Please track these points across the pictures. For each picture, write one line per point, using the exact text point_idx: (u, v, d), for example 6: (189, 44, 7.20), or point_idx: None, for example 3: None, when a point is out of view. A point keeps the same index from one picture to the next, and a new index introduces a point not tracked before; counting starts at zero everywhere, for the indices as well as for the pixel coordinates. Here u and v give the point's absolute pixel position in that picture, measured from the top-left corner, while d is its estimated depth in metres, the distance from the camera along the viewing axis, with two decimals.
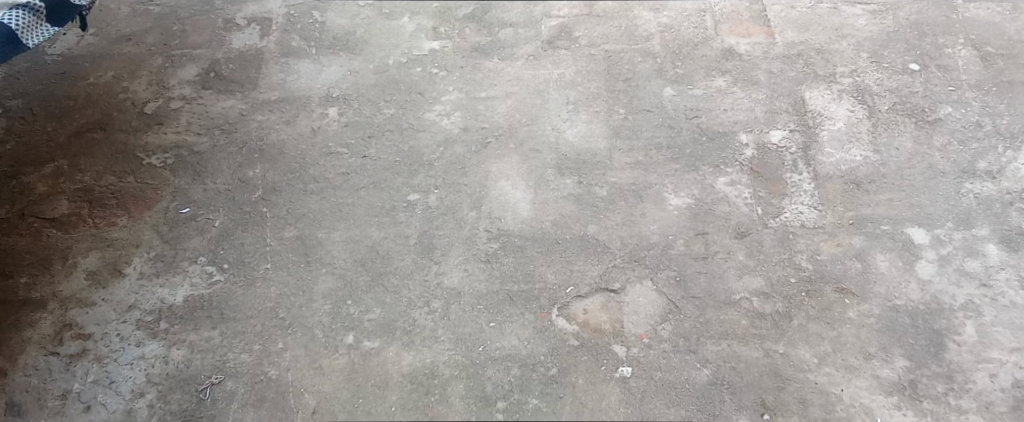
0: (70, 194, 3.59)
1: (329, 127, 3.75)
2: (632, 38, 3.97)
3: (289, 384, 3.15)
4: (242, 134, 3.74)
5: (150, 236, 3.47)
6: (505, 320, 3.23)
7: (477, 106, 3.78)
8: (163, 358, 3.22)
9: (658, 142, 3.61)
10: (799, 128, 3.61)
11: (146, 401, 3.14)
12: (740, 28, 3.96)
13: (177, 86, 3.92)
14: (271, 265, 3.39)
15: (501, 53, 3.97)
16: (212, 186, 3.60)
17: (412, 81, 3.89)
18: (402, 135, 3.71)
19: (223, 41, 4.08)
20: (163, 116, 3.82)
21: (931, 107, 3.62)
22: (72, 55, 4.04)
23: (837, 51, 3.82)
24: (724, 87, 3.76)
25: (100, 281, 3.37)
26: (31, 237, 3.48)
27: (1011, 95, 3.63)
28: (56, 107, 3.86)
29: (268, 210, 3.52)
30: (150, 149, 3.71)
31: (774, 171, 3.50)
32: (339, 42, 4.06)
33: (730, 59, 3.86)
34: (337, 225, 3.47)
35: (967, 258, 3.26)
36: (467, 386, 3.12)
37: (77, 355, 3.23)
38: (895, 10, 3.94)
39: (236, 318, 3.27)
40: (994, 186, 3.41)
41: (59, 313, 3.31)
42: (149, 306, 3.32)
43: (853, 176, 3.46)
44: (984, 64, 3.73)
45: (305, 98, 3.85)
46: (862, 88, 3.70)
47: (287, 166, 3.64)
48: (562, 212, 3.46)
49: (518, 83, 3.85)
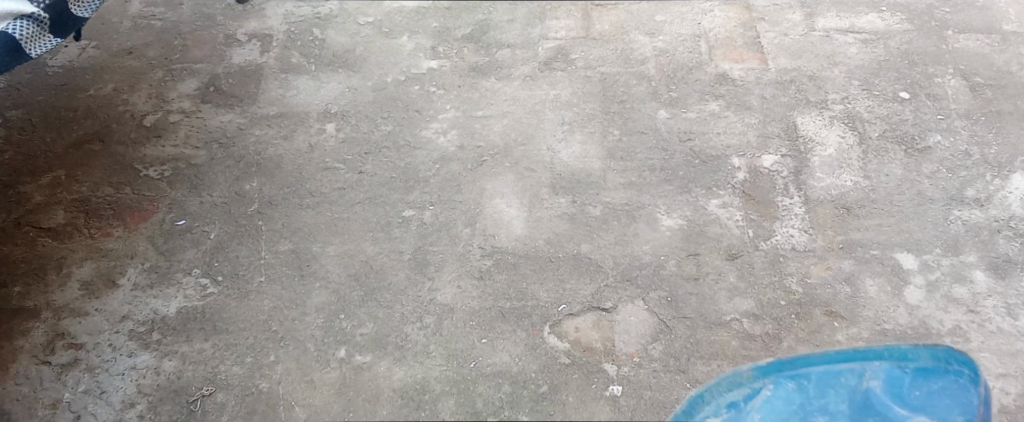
0: (67, 204, 3.62)
1: (327, 142, 3.78)
2: (627, 62, 4.00)
3: (280, 397, 3.16)
4: (239, 148, 3.77)
5: (145, 247, 3.50)
6: (496, 337, 3.25)
7: (473, 124, 3.82)
8: (155, 369, 3.23)
9: (651, 163, 3.64)
10: (791, 153, 3.64)
11: (137, 412, 3.16)
12: (733, 53, 4.00)
13: (176, 100, 3.95)
14: (265, 277, 3.41)
15: (498, 73, 4.01)
16: (209, 198, 3.63)
17: (410, 99, 3.92)
18: (398, 152, 3.74)
19: (223, 56, 4.12)
20: (162, 129, 3.85)
21: (921, 136, 3.66)
22: (73, 67, 4.08)
23: (829, 78, 3.87)
24: (717, 111, 3.79)
25: (94, 291, 3.39)
26: (26, 246, 3.52)
27: (999, 125, 3.67)
28: (55, 118, 3.90)
29: (263, 224, 3.55)
30: (147, 161, 3.75)
31: (766, 194, 3.53)
32: (338, 59, 4.09)
33: (724, 83, 3.89)
34: (331, 239, 3.50)
35: (955, 284, 3.29)
36: (457, 402, 3.13)
37: (69, 364, 3.25)
38: (886, 38, 3.98)
39: (230, 331, 3.29)
40: (982, 214, 3.44)
41: (52, 322, 3.33)
42: (142, 317, 3.34)
43: (844, 201, 3.50)
44: (974, 94, 3.77)
45: (303, 114, 3.88)
46: (853, 115, 3.74)
47: (284, 180, 3.67)
48: (555, 230, 3.48)
49: (514, 103, 3.88)
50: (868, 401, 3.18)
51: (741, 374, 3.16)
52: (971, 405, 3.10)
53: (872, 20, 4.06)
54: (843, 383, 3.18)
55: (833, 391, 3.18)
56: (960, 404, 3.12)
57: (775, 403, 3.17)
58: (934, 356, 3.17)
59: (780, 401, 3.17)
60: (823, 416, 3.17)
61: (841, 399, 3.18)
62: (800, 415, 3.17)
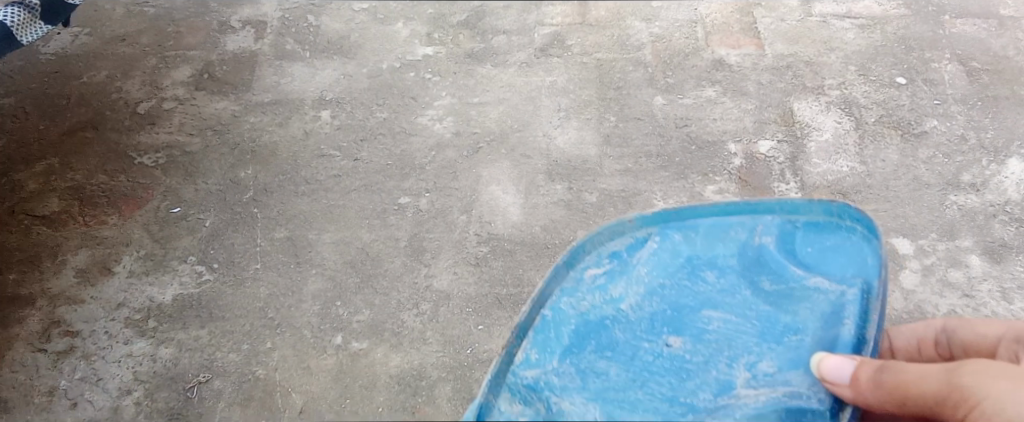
0: (61, 192, 3.61)
1: (322, 129, 3.77)
2: (624, 48, 4.00)
3: (277, 383, 3.15)
4: (234, 136, 3.76)
5: (140, 235, 3.49)
6: (493, 323, 3.25)
7: (469, 111, 3.81)
8: (151, 356, 3.22)
9: (647, 150, 3.64)
10: (787, 138, 3.64)
11: (133, 399, 3.14)
12: (729, 39, 3.99)
13: (170, 87, 3.94)
14: (261, 265, 3.40)
15: (494, 59, 4.00)
16: (204, 186, 3.61)
17: (406, 86, 3.91)
18: (394, 139, 3.73)
19: (217, 43, 4.10)
20: (156, 116, 3.84)
21: (917, 121, 3.66)
22: (66, 54, 4.06)
23: (825, 64, 3.87)
24: (714, 97, 3.79)
25: (89, 279, 3.38)
26: (20, 234, 3.50)
27: (995, 110, 3.67)
28: (49, 105, 3.88)
29: (258, 211, 3.54)
30: (142, 149, 3.73)
31: (762, 180, 3.52)
32: (334, 46, 4.07)
33: (720, 69, 3.88)
34: (327, 227, 3.49)
35: (950, 269, 3.29)
36: (454, 388, 3.13)
37: (65, 352, 3.24)
38: (883, 24, 3.99)
39: (226, 318, 3.29)
40: (978, 199, 3.44)
41: (47, 310, 3.32)
42: (138, 304, 3.33)
43: (839, 186, 3.49)
44: (970, 79, 3.77)
45: (298, 101, 3.87)
46: (849, 100, 3.74)
47: (279, 168, 3.66)
48: (551, 217, 3.48)
49: (510, 90, 3.87)
50: (763, 258, 2.45)
51: (623, 223, 2.49)
52: (867, 265, 2.44)
53: (868, 5, 4.07)
54: (732, 237, 2.48)
55: (721, 245, 2.47)
56: (856, 263, 2.45)
57: (659, 256, 2.46)
58: (828, 211, 2.50)
59: (663, 254, 2.46)
60: (711, 273, 2.43)
61: (731, 254, 2.45)
62: (685, 270, 2.43)
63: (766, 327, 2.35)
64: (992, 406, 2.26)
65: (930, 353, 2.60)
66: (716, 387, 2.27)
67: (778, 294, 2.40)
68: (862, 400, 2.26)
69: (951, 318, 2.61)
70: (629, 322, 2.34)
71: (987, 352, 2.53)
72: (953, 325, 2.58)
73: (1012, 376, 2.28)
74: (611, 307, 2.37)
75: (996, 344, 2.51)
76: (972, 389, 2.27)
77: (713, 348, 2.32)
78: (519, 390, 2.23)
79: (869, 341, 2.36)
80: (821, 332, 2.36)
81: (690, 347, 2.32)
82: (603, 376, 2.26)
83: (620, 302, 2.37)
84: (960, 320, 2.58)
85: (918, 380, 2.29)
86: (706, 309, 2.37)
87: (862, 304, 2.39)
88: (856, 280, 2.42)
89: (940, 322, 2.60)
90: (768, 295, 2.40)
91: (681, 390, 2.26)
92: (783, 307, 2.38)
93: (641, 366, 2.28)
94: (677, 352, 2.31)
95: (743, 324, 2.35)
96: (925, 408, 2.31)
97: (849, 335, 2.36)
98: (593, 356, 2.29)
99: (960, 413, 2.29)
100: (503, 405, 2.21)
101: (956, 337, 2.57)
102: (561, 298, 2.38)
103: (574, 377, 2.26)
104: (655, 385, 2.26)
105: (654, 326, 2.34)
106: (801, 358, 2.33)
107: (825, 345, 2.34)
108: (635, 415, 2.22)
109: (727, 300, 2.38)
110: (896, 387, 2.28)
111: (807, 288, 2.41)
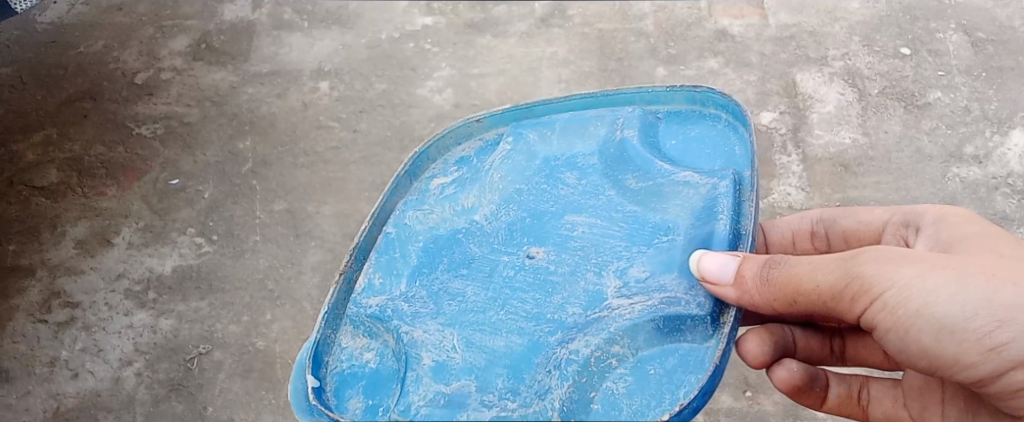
0: (60, 163, 3.59)
1: (321, 101, 3.75)
2: (626, 18, 3.96)
3: (277, 355, 3.14)
4: (232, 107, 3.74)
5: (139, 207, 3.47)
6: None
7: (469, 83, 3.78)
8: (151, 327, 3.21)
9: None
10: (790, 110, 3.61)
11: (134, 370, 3.14)
12: (732, 9, 3.95)
13: (168, 58, 3.91)
14: (261, 237, 3.39)
15: (494, 30, 3.96)
16: (202, 158, 3.59)
17: (405, 57, 3.88)
18: (393, 110, 3.71)
19: (214, 12, 4.05)
20: (154, 87, 3.81)
21: (921, 92, 3.63)
22: (62, 23, 4.03)
23: (829, 34, 3.84)
24: (716, 68, 3.76)
25: (88, 250, 3.37)
26: (20, 205, 3.49)
27: (999, 81, 3.65)
28: (45, 75, 3.85)
29: (257, 183, 3.52)
30: (140, 119, 3.71)
31: (763, 152, 3.50)
32: (332, 16, 4.03)
33: (722, 40, 3.85)
34: (326, 199, 3.47)
35: None
36: None
37: (65, 323, 3.23)
38: None
39: (225, 290, 3.28)
40: (980, 171, 3.42)
41: (47, 281, 3.31)
42: (138, 275, 3.32)
43: (841, 158, 3.48)
44: (975, 49, 3.75)
45: (296, 72, 3.84)
46: (853, 72, 3.71)
47: (278, 139, 3.64)
48: None
49: (510, 61, 3.84)
50: (626, 154, 2.32)
51: (471, 125, 2.43)
52: (736, 155, 2.30)
53: None
54: (592, 133, 2.37)
55: (580, 142, 2.36)
56: (723, 154, 2.32)
57: (514, 160, 2.35)
58: (691, 99, 2.39)
59: (519, 158, 2.35)
60: (572, 174, 2.30)
61: (591, 153, 2.33)
62: (542, 174, 2.31)
63: (633, 229, 2.19)
64: (894, 298, 2.08)
65: (806, 245, 2.54)
66: (585, 300, 2.11)
67: (645, 191, 2.25)
68: (745, 298, 2.09)
69: (830, 209, 2.53)
70: (483, 235, 2.23)
71: (872, 239, 2.44)
72: (832, 215, 2.51)
73: (914, 261, 2.09)
74: (464, 218, 2.27)
75: (880, 230, 2.42)
76: (872, 279, 2.08)
77: (578, 256, 2.17)
78: (363, 322, 2.17)
79: (746, 234, 2.17)
80: (691, 230, 2.18)
81: (554, 257, 2.17)
82: (459, 298, 2.14)
83: (472, 212, 2.28)
84: (841, 210, 2.51)
85: (812, 272, 2.12)
86: (568, 214, 2.24)
87: (733, 196, 2.20)
88: (728, 172, 2.23)
89: (819, 213, 2.53)
90: (634, 193, 2.25)
91: (545, 305, 2.11)
92: (648, 206, 2.23)
93: (500, 283, 2.15)
94: (539, 263, 2.17)
95: (609, 228, 2.20)
96: (819, 302, 2.14)
97: (724, 231, 2.16)
98: (445, 276, 2.18)
99: (859, 307, 2.12)
100: (348, 340, 2.18)
101: (836, 226, 2.50)
102: (406, 214, 2.32)
103: (426, 302, 2.15)
104: (517, 304, 2.11)
105: (512, 237, 2.22)
106: (674, 260, 2.14)
107: (696, 244, 2.16)
108: (497, 338, 2.07)
109: (590, 203, 2.25)
110: (786, 281, 2.12)
111: (676, 183, 2.25)
